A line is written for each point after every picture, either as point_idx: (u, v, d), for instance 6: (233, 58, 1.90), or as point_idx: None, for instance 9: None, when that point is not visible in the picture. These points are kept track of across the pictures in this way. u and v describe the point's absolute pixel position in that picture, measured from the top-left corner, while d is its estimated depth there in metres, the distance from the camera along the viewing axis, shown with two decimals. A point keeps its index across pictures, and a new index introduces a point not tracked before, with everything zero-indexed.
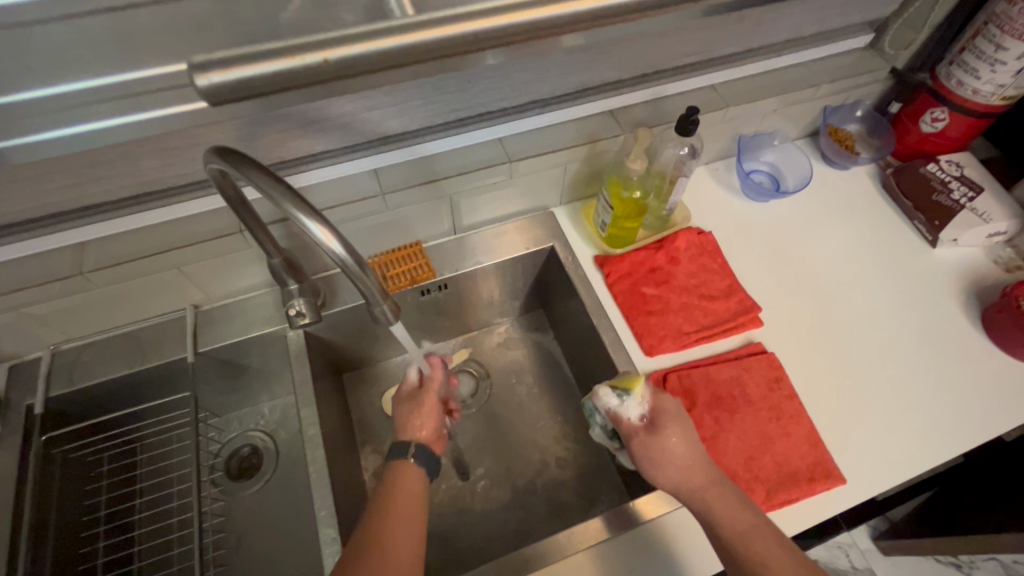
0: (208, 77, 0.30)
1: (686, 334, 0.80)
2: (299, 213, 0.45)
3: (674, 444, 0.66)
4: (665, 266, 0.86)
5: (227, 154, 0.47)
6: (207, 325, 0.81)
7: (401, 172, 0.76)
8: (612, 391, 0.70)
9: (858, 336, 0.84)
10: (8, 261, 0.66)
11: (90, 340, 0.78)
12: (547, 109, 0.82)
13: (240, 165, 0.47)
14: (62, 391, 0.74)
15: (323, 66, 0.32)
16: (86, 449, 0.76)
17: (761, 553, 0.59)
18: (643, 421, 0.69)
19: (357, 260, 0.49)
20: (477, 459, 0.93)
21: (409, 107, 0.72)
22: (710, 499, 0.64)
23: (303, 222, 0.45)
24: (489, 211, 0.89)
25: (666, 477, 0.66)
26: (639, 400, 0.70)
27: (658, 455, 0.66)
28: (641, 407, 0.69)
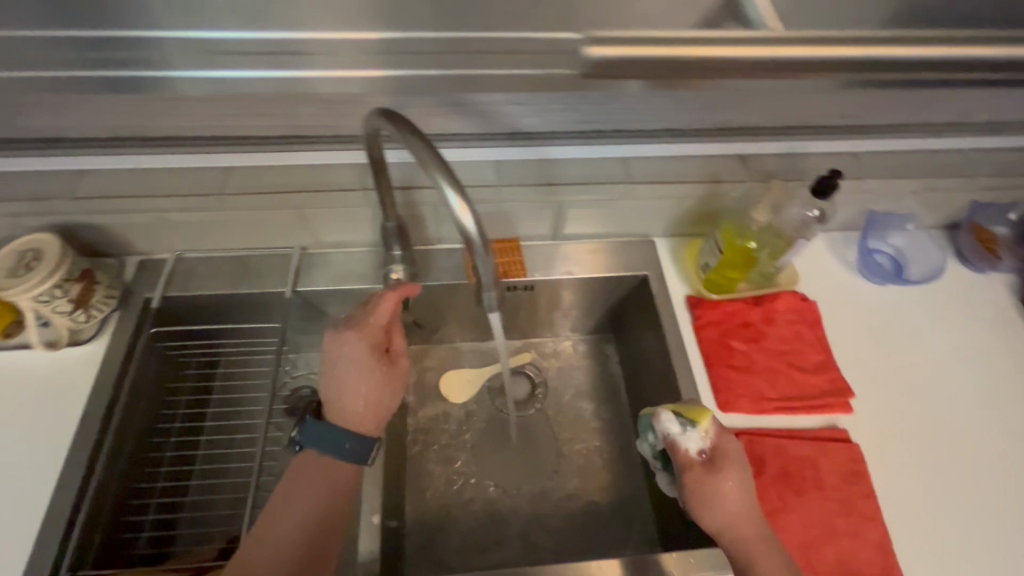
0: (602, 49, 0.41)
1: (767, 400, 0.76)
2: (444, 182, 0.47)
3: (730, 489, 0.63)
4: (759, 324, 0.83)
5: (388, 115, 0.51)
6: (308, 269, 0.85)
7: (522, 170, 0.79)
8: (676, 417, 0.67)
9: (957, 453, 0.76)
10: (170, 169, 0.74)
11: (208, 255, 0.84)
12: (677, 139, 0.81)
13: (402, 130, 0.50)
14: (178, 293, 0.81)
15: (691, 58, 0.42)
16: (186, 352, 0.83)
17: None
18: (701, 456, 0.66)
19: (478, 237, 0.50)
20: (512, 467, 0.93)
21: (547, 109, 0.74)
22: (756, 555, 0.61)
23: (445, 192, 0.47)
24: (593, 226, 0.89)
25: (716, 521, 0.63)
26: (703, 434, 0.66)
27: (712, 497, 0.63)
28: (702, 441, 0.66)
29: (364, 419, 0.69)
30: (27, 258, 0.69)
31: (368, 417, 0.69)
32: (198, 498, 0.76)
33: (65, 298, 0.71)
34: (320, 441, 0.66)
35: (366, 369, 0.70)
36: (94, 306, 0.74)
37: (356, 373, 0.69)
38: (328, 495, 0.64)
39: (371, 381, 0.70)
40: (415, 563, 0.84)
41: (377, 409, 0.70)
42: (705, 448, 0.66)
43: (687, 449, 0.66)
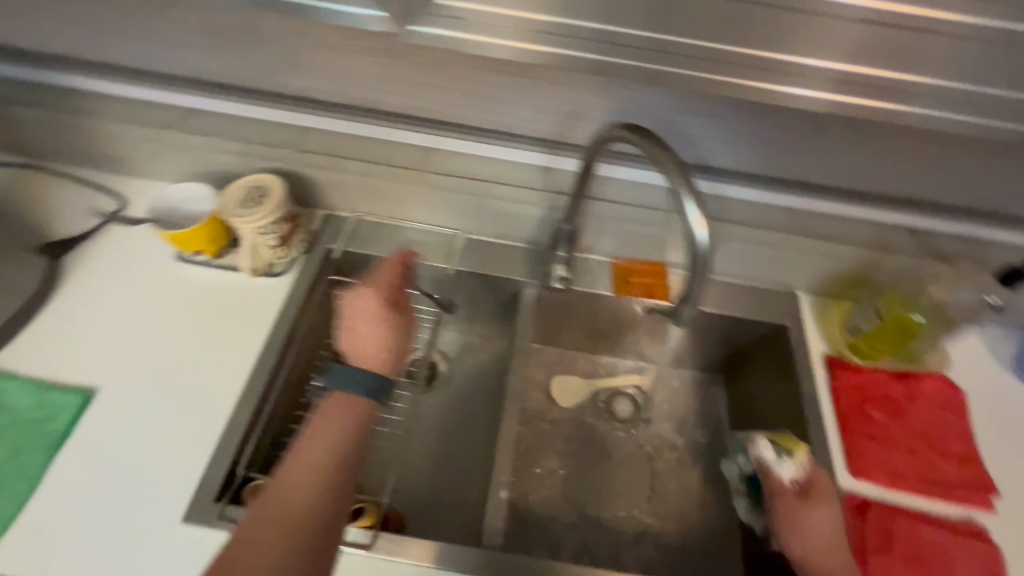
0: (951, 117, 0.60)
1: (902, 476, 0.75)
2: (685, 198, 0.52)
3: (819, 519, 0.69)
4: (901, 400, 0.81)
5: (637, 133, 0.56)
6: (468, 251, 0.92)
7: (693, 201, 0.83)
8: (771, 445, 0.74)
9: None
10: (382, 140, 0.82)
11: (382, 221, 0.92)
12: (850, 201, 0.82)
13: (651, 147, 0.54)
14: (355, 250, 0.89)
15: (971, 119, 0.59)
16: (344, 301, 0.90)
17: None
18: (795, 484, 0.72)
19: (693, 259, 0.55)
20: (609, 482, 0.95)
21: (738, 147, 0.77)
22: None
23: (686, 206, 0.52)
24: (742, 267, 0.90)
25: (800, 546, 0.69)
26: (796, 463, 0.72)
27: (801, 523, 0.69)
28: (796, 471, 0.72)
29: (371, 357, 0.76)
30: (253, 193, 0.79)
31: (376, 360, 0.76)
32: None
33: (273, 234, 0.80)
34: (339, 382, 0.70)
35: (365, 312, 0.78)
36: (293, 245, 0.84)
37: (360, 316, 0.78)
38: (343, 436, 0.66)
39: (368, 319, 0.78)
40: (508, 547, 0.87)
41: (383, 355, 0.76)
42: (798, 478, 0.72)
43: (779, 474, 0.73)
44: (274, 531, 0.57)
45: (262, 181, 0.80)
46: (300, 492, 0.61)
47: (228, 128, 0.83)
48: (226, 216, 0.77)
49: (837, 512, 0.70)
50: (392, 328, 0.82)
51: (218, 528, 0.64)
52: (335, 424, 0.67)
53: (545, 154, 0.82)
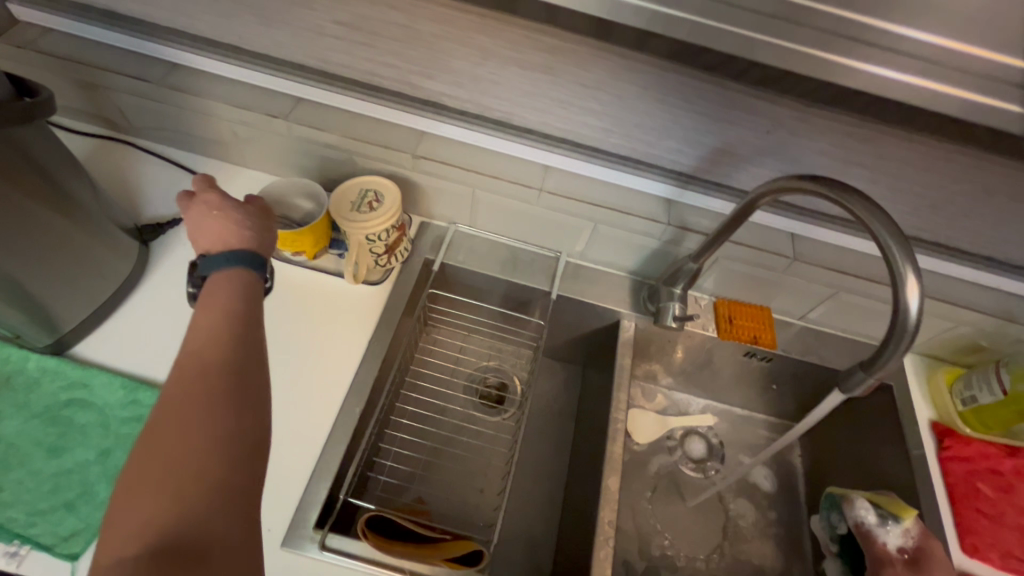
0: None
1: (1017, 559, 0.72)
2: (906, 267, 0.49)
3: None
4: (1015, 478, 0.78)
5: (849, 190, 0.52)
6: (571, 276, 0.89)
7: (815, 248, 0.81)
8: (873, 507, 0.70)
9: None
10: (502, 151, 0.79)
11: (481, 235, 0.90)
12: (981, 268, 0.79)
13: (855, 205, 0.51)
14: (453, 263, 0.88)
15: None
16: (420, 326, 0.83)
17: None
18: (902, 555, 0.67)
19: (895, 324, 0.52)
20: (691, 528, 0.91)
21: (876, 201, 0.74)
22: None
23: (905, 274, 0.49)
24: (846, 320, 0.89)
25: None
26: (904, 532, 0.67)
27: None
28: (902, 539, 0.67)
29: (218, 243, 0.60)
30: (367, 196, 0.76)
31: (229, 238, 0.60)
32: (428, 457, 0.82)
33: (383, 242, 0.76)
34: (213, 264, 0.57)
35: (207, 212, 0.62)
36: (398, 253, 0.81)
37: (199, 218, 0.62)
38: (229, 305, 0.54)
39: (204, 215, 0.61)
40: None
41: (222, 227, 0.60)
42: (905, 547, 0.67)
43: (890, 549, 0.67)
44: (188, 450, 0.42)
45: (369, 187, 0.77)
46: (199, 406, 0.45)
47: (344, 124, 0.79)
48: (338, 219, 0.73)
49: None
50: (231, 210, 0.62)
51: (317, 556, 0.62)
52: (222, 299, 0.54)
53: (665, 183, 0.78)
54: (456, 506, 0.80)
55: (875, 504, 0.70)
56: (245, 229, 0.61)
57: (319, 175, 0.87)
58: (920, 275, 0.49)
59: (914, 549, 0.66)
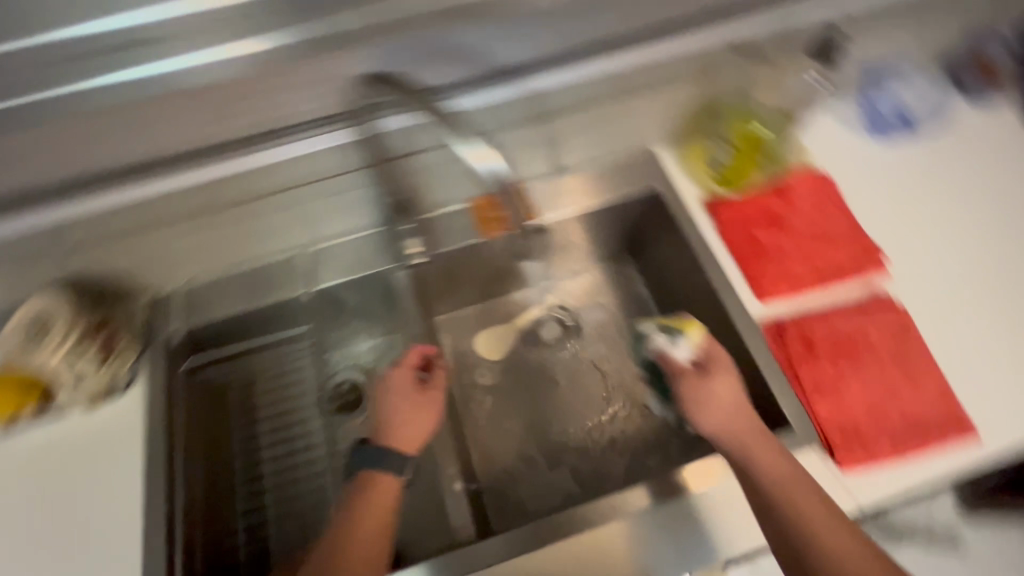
0: None
1: (803, 280, 0.77)
2: (455, 140, 0.61)
3: (720, 389, 0.65)
4: (781, 209, 0.81)
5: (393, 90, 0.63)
6: (316, 266, 0.82)
7: (511, 110, 0.73)
8: (665, 329, 0.71)
9: (997, 284, 0.76)
10: (130, 201, 0.65)
11: (205, 280, 0.80)
12: (668, 35, 0.73)
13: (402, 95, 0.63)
14: (191, 326, 0.78)
15: None
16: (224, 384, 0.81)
17: (798, 503, 0.57)
18: (691, 364, 0.68)
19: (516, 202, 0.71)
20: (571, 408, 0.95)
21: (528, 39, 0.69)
22: (748, 446, 0.61)
23: (456, 146, 0.61)
24: (589, 152, 0.86)
25: (705, 424, 0.64)
26: (691, 344, 0.69)
27: (699, 399, 0.65)
28: (690, 350, 0.68)
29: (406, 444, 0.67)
30: (42, 325, 0.69)
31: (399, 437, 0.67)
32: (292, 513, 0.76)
33: (88, 352, 0.70)
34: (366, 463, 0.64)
35: (412, 404, 0.70)
36: (119, 355, 0.73)
37: (409, 413, 0.69)
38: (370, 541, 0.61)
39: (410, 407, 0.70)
40: (499, 516, 0.87)
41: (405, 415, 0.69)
42: (694, 355, 0.68)
43: (680, 361, 0.68)
44: None
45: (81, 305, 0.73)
46: None
47: None
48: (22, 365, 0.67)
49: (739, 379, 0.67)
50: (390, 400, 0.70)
51: None
52: (381, 511, 0.62)
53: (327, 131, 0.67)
54: None
55: (668, 324, 0.71)
56: (419, 410, 0.69)
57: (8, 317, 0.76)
58: (493, 146, 0.61)
59: (702, 355, 0.68)
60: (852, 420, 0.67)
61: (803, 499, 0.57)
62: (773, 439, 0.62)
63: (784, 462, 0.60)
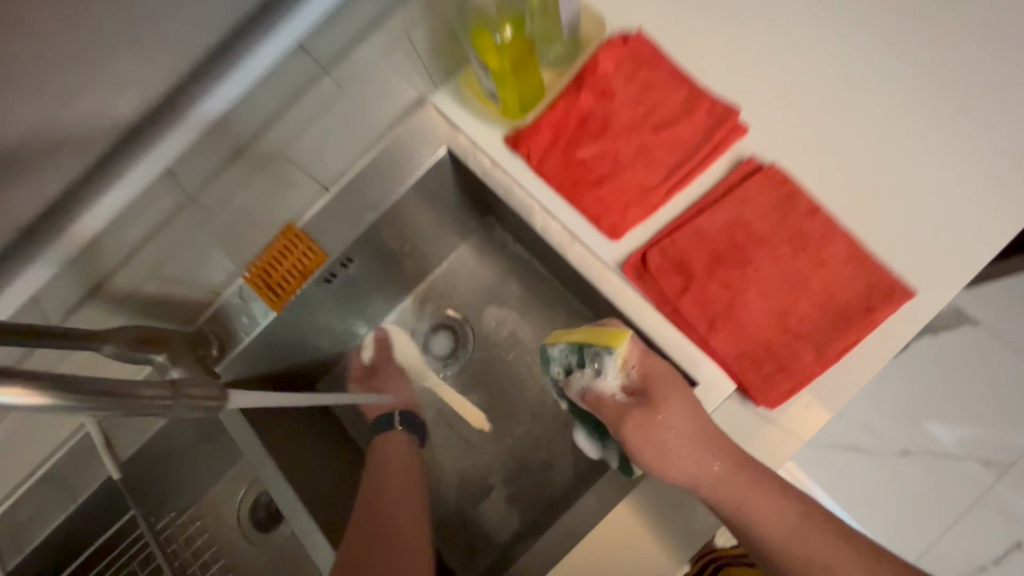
0: None
1: (653, 190, 0.59)
2: None
3: (677, 423, 0.50)
4: (597, 108, 0.62)
5: None
6: (120, 427, 0.67)
7: (200, 160, 0.55)
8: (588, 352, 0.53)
9: (880, 84, 0.59)
10: None
11: (12, 500, 0.65)
12: None
13: None
14: (19, 560, 0.65)
15: None
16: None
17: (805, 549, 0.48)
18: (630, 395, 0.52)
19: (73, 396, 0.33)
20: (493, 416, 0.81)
21: (137, 52, 0.46)
22: (739, 493, 0.49)
23: None
24: (348, 140, 0.66)
25: (672, 473, 0.50)
26: (623, 368, 0.52)
27: (657, 444, 0.50)
28: (622, 375, 0.52)
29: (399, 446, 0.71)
30: None
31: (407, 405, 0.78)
32: None
33: None
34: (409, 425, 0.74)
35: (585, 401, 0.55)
36: None
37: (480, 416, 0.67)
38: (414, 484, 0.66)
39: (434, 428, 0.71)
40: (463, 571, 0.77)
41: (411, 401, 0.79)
42: (629, 380, 0.52)
43: (614, 394, 0.52)
44: None
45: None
46: None
47: None
48: None
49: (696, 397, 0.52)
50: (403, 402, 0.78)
51: None
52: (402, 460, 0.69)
53: None
54: None
55: (583, 345, 0.53)
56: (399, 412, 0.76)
57: None
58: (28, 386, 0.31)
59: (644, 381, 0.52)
60: (759, 344, 0.53)
61: (811, 547, 0.48)
62: (762, 473, 0.50)
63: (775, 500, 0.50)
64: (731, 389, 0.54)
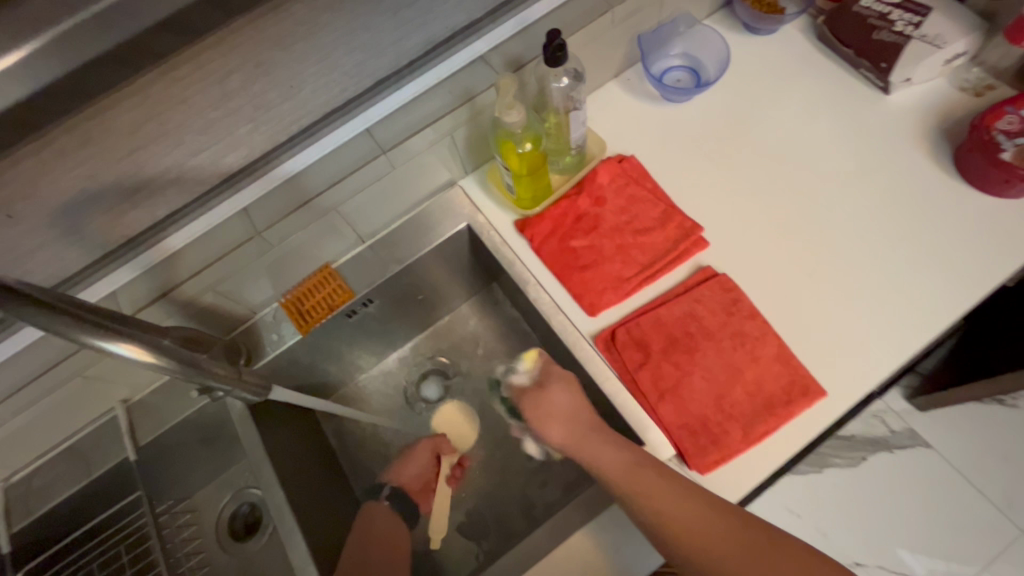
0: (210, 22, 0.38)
1: (627, 280, 0.73)
2: (102, 341, 0.45)
3: (557, 401, 0.67)
4: (591, 210, 0.78)
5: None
6: (144, 416, 0.77)
7: (272, 204, 0.69)
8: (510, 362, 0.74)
9: (814, 224, 0.75)
10: None
11: (36, 464, 0.74)
12: (399, 84, 0.68)
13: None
14: (24, 524, 0.71)
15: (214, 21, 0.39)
16: (98, 550, 0.75)
17: (657, 505, 0.57)
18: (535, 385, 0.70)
19: (173, 359, 0.52)
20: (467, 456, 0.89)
21: (249, 125, 0.61)
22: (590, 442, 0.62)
23: (107, 347, 0.46)
24: (389, 205, 0.81)
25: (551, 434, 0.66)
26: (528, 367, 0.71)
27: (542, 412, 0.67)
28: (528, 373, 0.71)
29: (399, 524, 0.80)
30: None
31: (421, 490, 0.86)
32: None
33: None
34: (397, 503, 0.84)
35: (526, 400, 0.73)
36: None
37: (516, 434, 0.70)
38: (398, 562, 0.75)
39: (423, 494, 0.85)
40: None
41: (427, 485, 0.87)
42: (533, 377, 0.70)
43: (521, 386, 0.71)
44: None
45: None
46: None
47: None
48: None
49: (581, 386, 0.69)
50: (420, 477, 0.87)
51: None
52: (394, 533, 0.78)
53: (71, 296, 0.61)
54: None
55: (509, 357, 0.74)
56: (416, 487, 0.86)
57: None
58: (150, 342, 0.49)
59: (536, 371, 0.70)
60: (697, 419, 0.64)
61: (656, 497, 0.57)
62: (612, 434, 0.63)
63: (617, 450, 0.61)
64: (671, 453, 0.64)
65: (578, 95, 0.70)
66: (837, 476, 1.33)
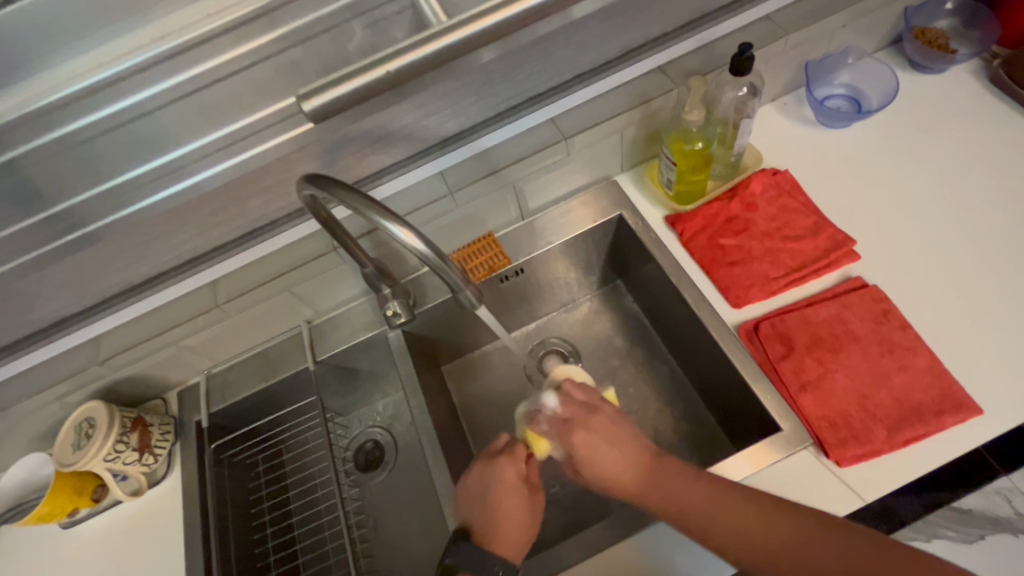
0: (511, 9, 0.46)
1: (774, 280, 0.77)
2: (384, 220, 0.54)
3: (582, 442, 0.67)
4: (742, 214, 0.83)
5: (328, 183, 0.55)
6: (320, 338, 0.90)
7: (466, 169, 0.79)
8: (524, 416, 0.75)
9: (974, 252, 0.75)
10: (154, 309, 0.76)
11: (231, 362, 0.90)
12: (593, 80, 0.79)
13: (327, 187, 0.55)
14: (220, 407, 0.86)
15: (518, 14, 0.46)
16: (267, 443, 0.90)
17: (729, 523, 0.60)
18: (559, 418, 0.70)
19: (437, 251, 0.58)
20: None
21: (473, 98, 0.75)
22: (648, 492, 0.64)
23: (388, 227, 0.54)
24: (554, 191, 0.90)
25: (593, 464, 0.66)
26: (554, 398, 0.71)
27: (586, 447, 0.67)
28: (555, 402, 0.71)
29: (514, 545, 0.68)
30: (84, 428, 0.77)
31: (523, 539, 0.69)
32: (312, 556, 0.84)
33: (128, 448, 0.78)
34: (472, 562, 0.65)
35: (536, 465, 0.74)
36: (155, 446, 0.82)
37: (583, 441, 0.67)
38: None
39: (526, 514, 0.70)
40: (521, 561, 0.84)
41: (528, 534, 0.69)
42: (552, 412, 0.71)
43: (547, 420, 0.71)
44: None
45: (118, 407, 0.83)
46: None
47: (25, 388, 0.77)
48: (69, 469, 0.74)
49: (615, 419, 0.69)
50: (515, 520, 0.69)
51: None
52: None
53: (311, 218, 0.75)
54: (381, 565, 0.84)
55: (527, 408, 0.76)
56: (517, 537, 0.68)
57: (49, 423, 0.84)
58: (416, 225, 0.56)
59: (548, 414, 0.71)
60: (839, 413, 0.66)
61: (734, 518, 0.60)
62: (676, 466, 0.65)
63: (696, 485, 0.63)
64: (810, 441, 0.66)
65: (751, 106, 0.77)
66: (949, 553, 1.11)
